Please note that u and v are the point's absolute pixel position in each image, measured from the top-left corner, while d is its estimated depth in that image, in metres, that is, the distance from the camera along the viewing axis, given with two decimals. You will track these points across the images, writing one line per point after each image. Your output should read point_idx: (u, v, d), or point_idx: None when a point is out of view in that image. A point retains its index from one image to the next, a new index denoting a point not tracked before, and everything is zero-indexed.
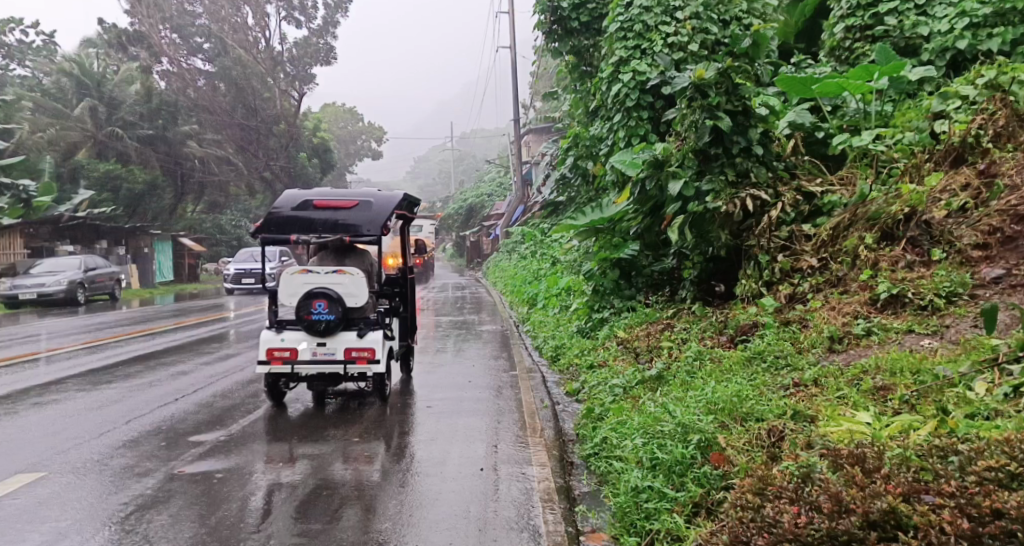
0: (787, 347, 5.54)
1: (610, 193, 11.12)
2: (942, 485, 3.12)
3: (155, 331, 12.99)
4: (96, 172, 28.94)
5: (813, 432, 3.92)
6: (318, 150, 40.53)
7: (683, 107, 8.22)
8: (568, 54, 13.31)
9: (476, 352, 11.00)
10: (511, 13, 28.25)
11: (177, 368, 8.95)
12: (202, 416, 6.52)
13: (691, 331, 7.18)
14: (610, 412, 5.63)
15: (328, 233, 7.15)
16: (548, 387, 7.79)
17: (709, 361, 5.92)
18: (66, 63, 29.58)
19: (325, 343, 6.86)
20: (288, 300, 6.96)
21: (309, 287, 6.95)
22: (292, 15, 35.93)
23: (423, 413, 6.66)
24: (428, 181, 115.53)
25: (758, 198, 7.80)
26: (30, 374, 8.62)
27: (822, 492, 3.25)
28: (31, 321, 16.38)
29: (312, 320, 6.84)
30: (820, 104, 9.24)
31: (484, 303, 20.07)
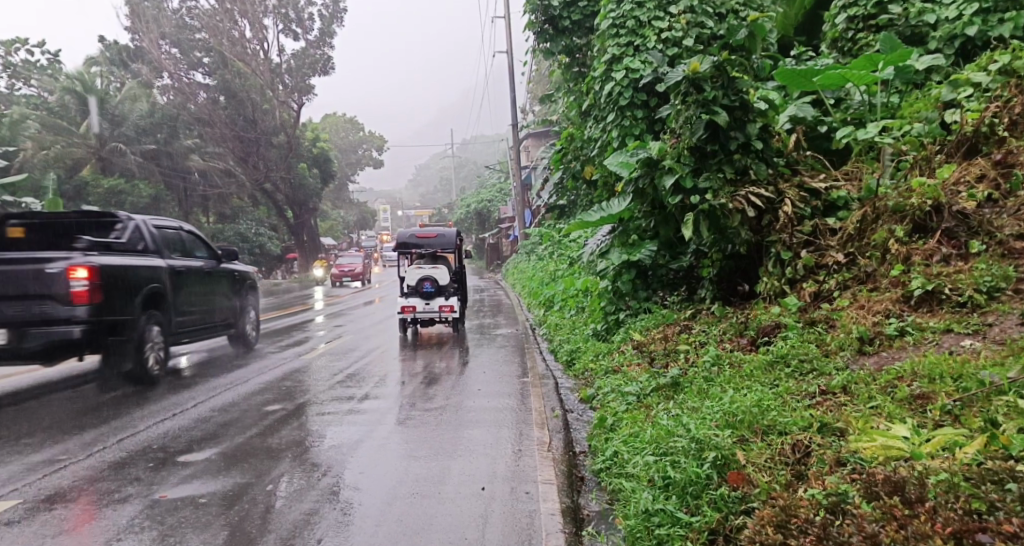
0: (812, 351, 5.21)
1: (605, 194, 10.88)
2: (1003, 524, 2.80)
3: None
4: (100, 189, 29.55)
5: (842, 448, 3.56)
6: (318, 161, 40.62)
7: (680, 103, 8.05)
8: (560, 54, 13.08)
9: (490, 358, 10.76)
10: (506, 18, 28.15)
11: (175, 379, 8.71)
12: (195, 433, 6.24)
13: (710, 333, 6.91)
14: (625, 421, 5.37)
15: (425, 249, 13.67)
16: (561, 395, 7.57)
17: (726, 367, 5.62)
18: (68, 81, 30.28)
19: (428, 301, 12.97)
20: (409, 280, 13.09)
21: (421, 274, 13.13)
22: (289, 28, 35.64)
23: (429, 426, 6.33)
24: (430, 189, 115.57)
25: (759, 195, 7.64)
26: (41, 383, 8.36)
27: (856, 533, 2.98)
28: None
29: (423, 291, 12.96)
30: (822, 97, 9.03)
31: (502, 306, 19.92)
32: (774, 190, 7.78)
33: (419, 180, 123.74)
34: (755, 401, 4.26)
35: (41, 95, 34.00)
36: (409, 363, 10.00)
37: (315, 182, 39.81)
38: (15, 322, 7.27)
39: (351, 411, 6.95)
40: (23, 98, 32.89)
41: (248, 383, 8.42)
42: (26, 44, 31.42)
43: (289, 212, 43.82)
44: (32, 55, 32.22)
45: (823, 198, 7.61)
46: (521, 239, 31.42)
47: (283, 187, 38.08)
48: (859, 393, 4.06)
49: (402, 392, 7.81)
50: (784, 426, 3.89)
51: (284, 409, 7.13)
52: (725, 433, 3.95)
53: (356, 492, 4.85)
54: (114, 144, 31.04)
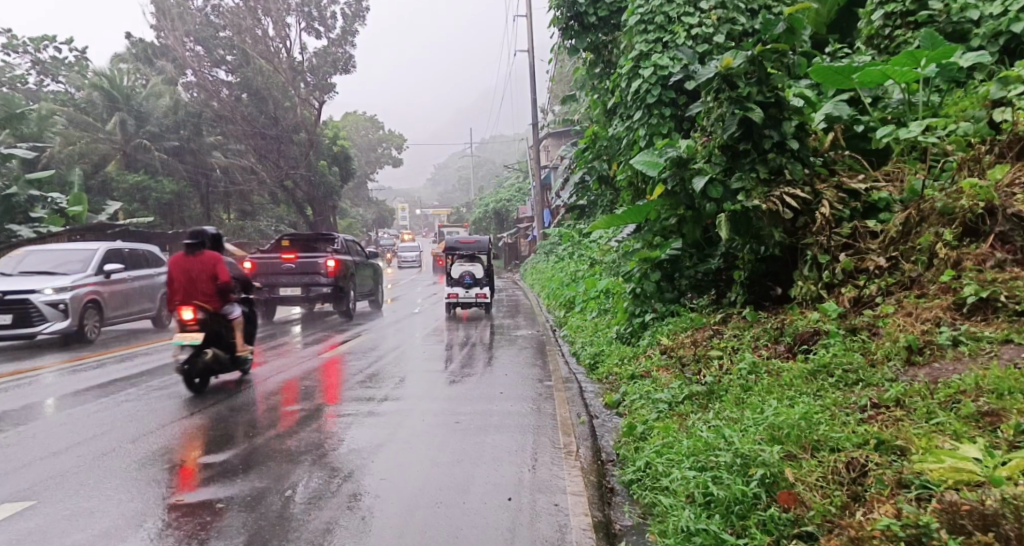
0: (857, 360, 4.93)
1: (629, 195, 10.60)
2: None
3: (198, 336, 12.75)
4: (125, 184, 30.32)
5: (905, 469, 3.31)
6: (339, 159, 40.54)
7: (712, 100, 7.80)
8: (585, 50, 12.80)
9: (511, 359, 10.55)
10: (528, 17, 27.90)
11: (193, 377, 8.53)
12: (214, 433, 6.05)
13: (743, 339, 6.64)
14: (657, 430, 5.11)
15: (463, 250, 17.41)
16: (586, 400, 7.32)
17: (764, 375, 5.34)
18: (97, 78, 30.91)
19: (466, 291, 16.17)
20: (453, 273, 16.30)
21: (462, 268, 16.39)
22: (312, 26, 35.44)
23: (450, 431, 6.10)
24: (448, 188, 115.75)
25: (795, 196, 7.37)
26: (66, 382, 8.19)
27: None
28: None
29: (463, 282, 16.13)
30: (860, 95, 8.74)
31: (521, 306, 19.73)
32: (811, 191, 7.49)
33: (438, 179, 124.06)
34: (802, 412, 4.02)
35: (69, 91, 34.30)
36: (429, 364, 9.78)
37: (335, 180, 39.72)
38: (303, 285, 14.58)
39: (370, 414, 6.74)
40: (51, 94, 33.19)
41: (267, 382, 8.21)
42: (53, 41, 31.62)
43: (309, 210, 43.83)
44: (61, 51, 32.40)
45: (863, 199, 7.33)
46: (540, 238, 31.23)
47: (303, 184, 38.08)
48: (917, 408, 3.80)
49: (422, 394, 7.59)
50: (835, 442, 3.65)
51: (304, 409, 6.94)
52: (772, 448, 3.71)
53: (382, 497, 4.66)
54: (139, 141, 31.52)
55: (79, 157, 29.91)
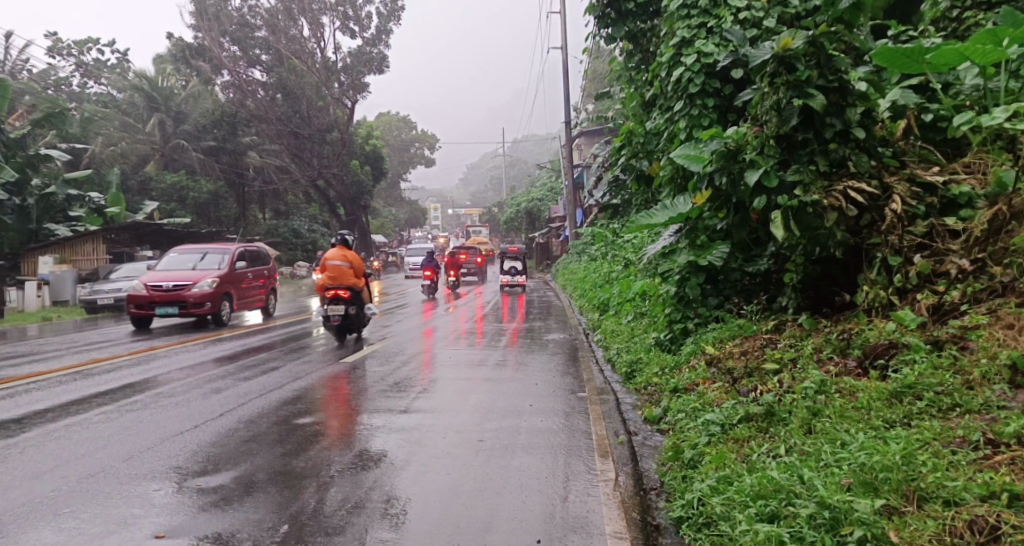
0: (950, 380, 4.18)
1: (665, 192, 9.78)
2: None
3: (218, 339, 12.14)
4: (164, 184, 30.29)
5: None
6: (371, 158, 40.21)
7: (766, 86, 7.10)
8: (622, 41, 12.00)
9: (542, 366, 9.88)
10: (561, 14, 27.25)
11: (206, 382, 7.94)
12: (216, 450, 5.43)
13: (805, 349, 5.90)
14: (712, 456, 4.41)
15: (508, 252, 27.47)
16: (624, 414, 6.63)
17: (835, 395, 4.59)
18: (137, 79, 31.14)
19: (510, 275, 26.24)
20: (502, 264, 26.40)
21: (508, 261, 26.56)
22: (346, 26, 34.96)
23: (472, 451, 5.45)
24: (480, 188, 115.24)
25: (861, 190, 6.62)
26: (70, 388, 7.66)
27: None
28: (103, 326, 16.22)
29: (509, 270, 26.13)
30: (930, 79, 7.92)
31: (553, 308, 19.10)
32: (878, 185, 6.75)
33: (471, 179, 123.78)
34: (902, 453, 3.32)
35: (109, 93, 34.29)
36: (456, 371, 9.14)
37: (368, 180, 39.42)
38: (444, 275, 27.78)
39: (386, 427, 6.12)
40: (93, 96, 33.21)
41: (282, 390, 7.59)
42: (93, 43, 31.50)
43: (341, 209, 43.58)
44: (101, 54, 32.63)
45: (940, 194, 6.60)
46: (573, 238, 30.52)
47: (336, 184, 37.87)
48: None
49: (444, 405, 6.97)
50: (952, 494, 2.99)
51: (318, 421, 6.30)
52: (868, 501, 3.05)
53: (402, 529, 4.08)
54: (177, 141, 31.94)
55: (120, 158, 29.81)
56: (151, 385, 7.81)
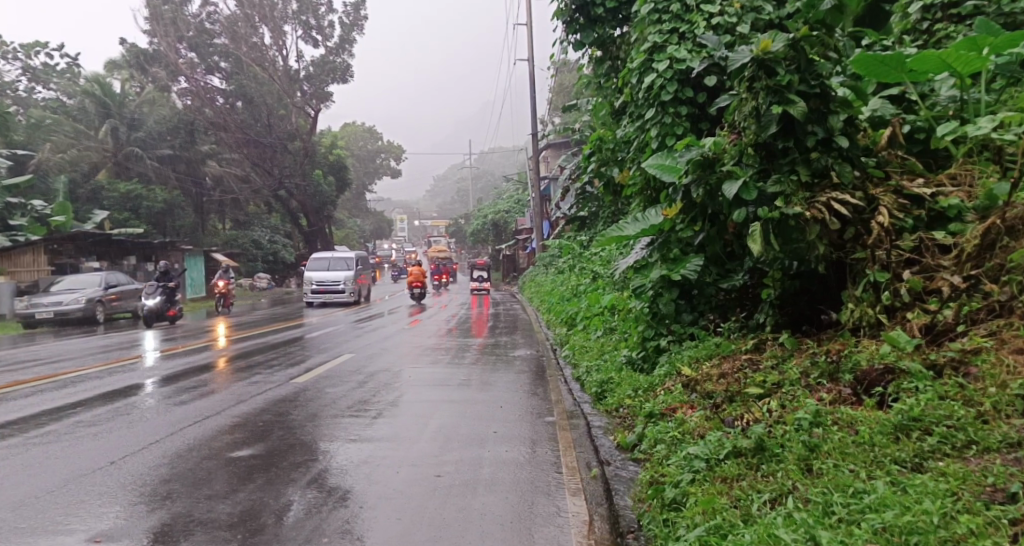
0: (962, 412, 3.81)
1: (636, 204, 9.31)
2: None
3: (163, 356, 11.41)
4: (117, 193, 28.87)
5: None
6: (334, 168, 39.45)
7: (743, 91, 6.70)
8: (591, 47, 11.52)
9: (507, 385, 9.36)
10: (527, 26, 27.01)
11: (136, 408, 7.29)
12: (129, 495, 4.82)
13: (790, 370, 5.49)
14: (699, 501, 3.93)
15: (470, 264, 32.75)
16: (594, 442, 6.15)
17: (834, 428, 4.15)
18: (87, 84, 29.00)
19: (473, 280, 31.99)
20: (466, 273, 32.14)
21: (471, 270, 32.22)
22: (309, 35, 34.36)
23: (429, 489, 4.93)
24: (446, 199, 114.48)
25: (845, 201, 6.25)
26: None
27: None
28: (45, 341, 15.36)
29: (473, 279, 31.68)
30: (907, 89, 7.55)
31: (519, 321, 18.62)
32: (864, 196, 6.38)
33: (437, 191, 123.03)
34: (933, 513, 2.92)
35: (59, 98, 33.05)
36: (417, 391, 8.57)
37: (330, 190, 38.64)
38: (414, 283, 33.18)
39: (335, 459, 5.56)
40: (41, 101, 32.08)
41: (220, 416, 6.97)
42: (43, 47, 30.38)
43: (304, 220, 42.61)
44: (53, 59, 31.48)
45: (928, 206, 6.25)
46: (540, 251, 30.05)
47: (297, 194, 37.03)
48: None
49: (401, 432, 6.42)
50: None
51: (254, 454, 5.70)
52: None
53: None
54: (132, 149, 29.83)
55: (68, 165, 28.12)
56: (72, 412, 7.13)
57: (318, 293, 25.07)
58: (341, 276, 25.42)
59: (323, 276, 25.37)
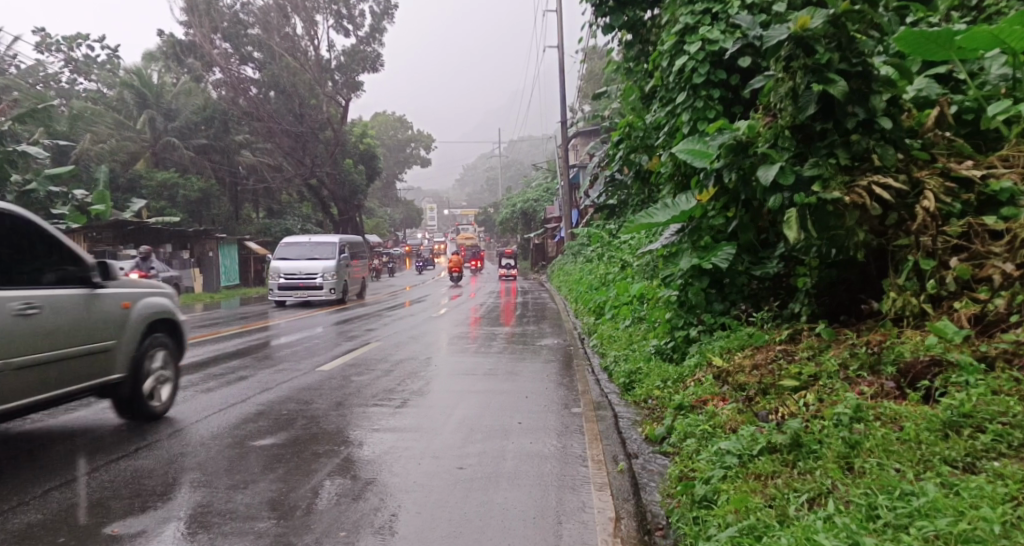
0: (1018, 409, 3.56)
1: (666, 190, 9.02)
2: None
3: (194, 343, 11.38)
4: (154, 181, 29.05)
5: None
6: (364, 157, 39.47)
7: (779, 71, 6.42)
8: (622, 30, 11.16)
9: (535, 375, 9.17)
10: (558, 13, 26.65)
11: (164, 395, 7.22)
12: (149, 483, 4.72)
13: (828, 362, 5.23)
14: (731, 499, 3.71)
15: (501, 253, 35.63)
16: (621, 434, 5.95)
17: (876, 423, 3.91)
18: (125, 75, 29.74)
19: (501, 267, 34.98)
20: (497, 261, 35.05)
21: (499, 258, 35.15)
22: (340, 24, 34.28)
23: (452, 482, 4.77)
24: (475, 188, 114.42)
25: (887, 186, 5.95)
26: None
27: None
28: None
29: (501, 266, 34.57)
30: (952, 67, 7.18)
31: (548, 310, 18.45)
32: (907, 180, 6.08)
33: (467, 180, 123.00)
34: (992, 520, 2.69)
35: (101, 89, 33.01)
36: (443, 381, 8.42)
37: (360, 179, 38.66)
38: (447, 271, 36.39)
39: (356, 449, 5.44)
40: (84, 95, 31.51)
41: (246, 404, 6.86)
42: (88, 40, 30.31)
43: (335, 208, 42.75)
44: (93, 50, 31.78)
45: (977, 190, 5.93)
46: (570, 240, 29.83)
47: (328, 183, 37.13)
48: None
49: (425, 423, 6.27)
50: None
51: (278, 443, 5.59)
52: None
53: None
54: (167, 139, 30.35)
55: (108, 155, 28.37)
56: (106, 399, 7.10)
57: (289, 288, 20.29)
58: (316, 267, 20.60)
59: (295, 268, 20.52)
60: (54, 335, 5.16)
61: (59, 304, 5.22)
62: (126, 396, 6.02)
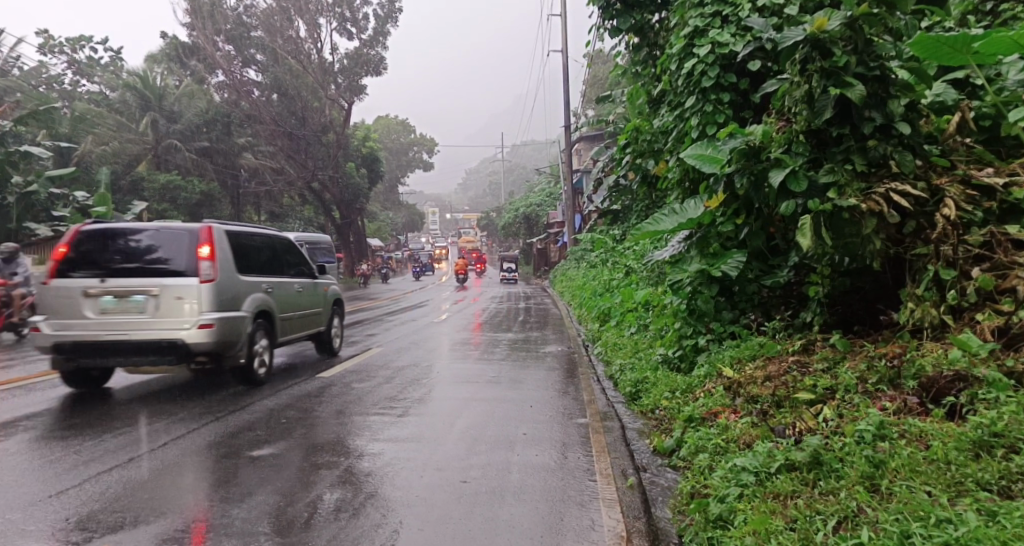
0: None
1: (674, 196, 8.85)
2: None
3: None
4: (156, 183, 28.89)
5: None
6: (367, 160, 39.33)
7: (794, 75, 6.27)
8: (629, 33, 11.00)
9: (539, 383, 8.99)
10: (562, 17, 26.49)
11: (161, 401, 7.05)
12: (143, 494, 4.55)
13: (845, 373, 5.05)
14: (749, 520, 3.53)
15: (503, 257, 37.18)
16: (629, 446, 5.78)
17: (901, 442, 3.76)
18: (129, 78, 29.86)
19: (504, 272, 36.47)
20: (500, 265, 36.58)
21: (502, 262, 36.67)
22: (343, 27, 34.16)
23: (456, 495, 4.60)
24: (478, 192, 114.32)
25: (906, 192, 5.78)
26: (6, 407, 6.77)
27: None
28: None
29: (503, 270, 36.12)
30: (969, 72, 7.00)
31: (551, 316, 18.28)
32: (926, 187, 5.91)
33: (470, 184, 122.92)
34: None
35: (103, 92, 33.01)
36: (446, 389, 8.25)
37: (363, 182, 38.51)
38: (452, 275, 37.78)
39: (359, 460, 5.28)
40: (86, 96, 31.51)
41: (244, 411, 6.69)
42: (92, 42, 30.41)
43: (337, 212, 42.60)
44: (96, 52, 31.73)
45: (999, 198, 5.76)
46: (572, 245, 29.65)
47: (330, 186, 37.00)
48: None
49: (428, 432, 6.11)
50: None
51: (276, 453, 5.42)
52: None
53: None
54: (169, 141, 30.53)
55: (109, 157, 28.24)
56: (129, 392, 7.34)
57: None
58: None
59: None
60: (297, 306, 9.01)
61: (305, 284, 9.39)
62: (320, 333, 10.03)
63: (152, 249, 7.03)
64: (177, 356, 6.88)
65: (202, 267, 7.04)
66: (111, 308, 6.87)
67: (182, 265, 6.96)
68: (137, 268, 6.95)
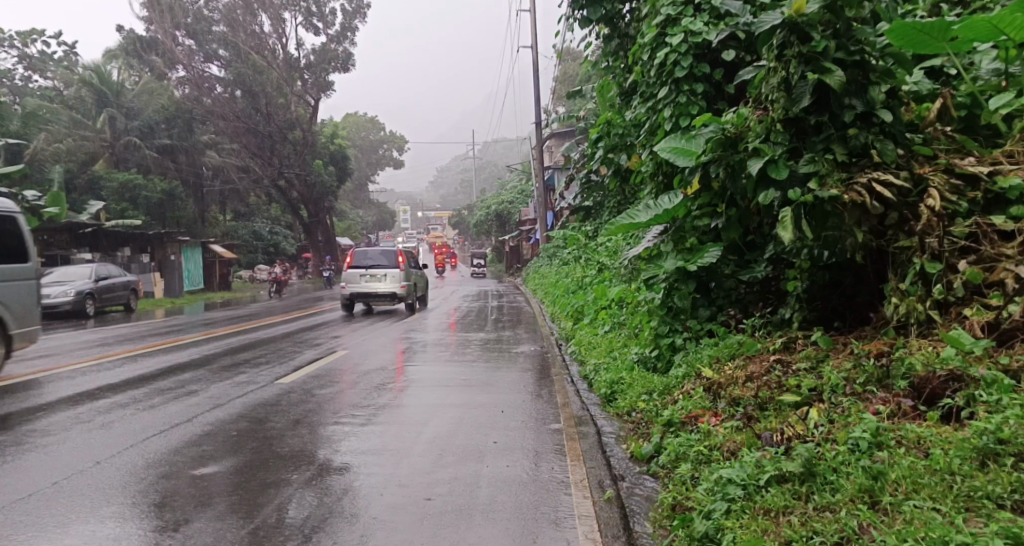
0: None
1: (646, 191, 8.55)
2: None
3: (146, 353, 10.67)
4: (114, 182, 27.90)
5: None
6: (335, 158, 38.75)
7: (772, 61, 6.02)
8: (599, 24, 10.66)
9: (510, 386, 8.65)
10: (531, 12, 26.19)
11: (99, 414, 6.58)
12: (68, 524, 4.13)
13: (831, 372, 4.79)
14: (741, 541, 3.22)
15: None
16: (605, 452, 5.48)
17: (900, 450, 3.56)
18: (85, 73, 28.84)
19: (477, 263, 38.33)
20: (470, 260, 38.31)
21: None
22: (310, 22, 33.61)
23: (426, 514, 4.29)
24: (449, 191, 113.62)
25: (890, 182, 5.53)
26: None
27: None
28: None
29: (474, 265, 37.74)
30: (946, 61, 6.76)
31: (523, 314, 18.01)
32: (909, 176, 5.66)
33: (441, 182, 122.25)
34: None
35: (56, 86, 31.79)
36: (413, 394, 7.87)
37: (331, 180, 37.91)
38: None
39: (318, 476, 4.93)
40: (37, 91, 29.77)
41: (191, 424, 6.26)
42: (46, 36, 29.46)
43: (304, 211, 41.98)
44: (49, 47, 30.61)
45: (985, 187, 5.53)
46: (543, 241, 29.13)
47: (298, 185, 36.44)
48: None
49: (395, 443, 5.75)
50: None
51: (222, 471, 5.02)
52: None
53: None
54: (128, 138, 29.31)
55: (66, 155, 27.23)
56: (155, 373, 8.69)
57: None
58: None
59: None
60: None
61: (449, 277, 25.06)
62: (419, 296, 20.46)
63: (382, 258, 18.52)
64: (392, 297, 18.25)
65: (400, 264, 18.56)
66: (370, 280, 18.39)
67: (392, 263, 18.34)
68: (377, 265, 18.40)
